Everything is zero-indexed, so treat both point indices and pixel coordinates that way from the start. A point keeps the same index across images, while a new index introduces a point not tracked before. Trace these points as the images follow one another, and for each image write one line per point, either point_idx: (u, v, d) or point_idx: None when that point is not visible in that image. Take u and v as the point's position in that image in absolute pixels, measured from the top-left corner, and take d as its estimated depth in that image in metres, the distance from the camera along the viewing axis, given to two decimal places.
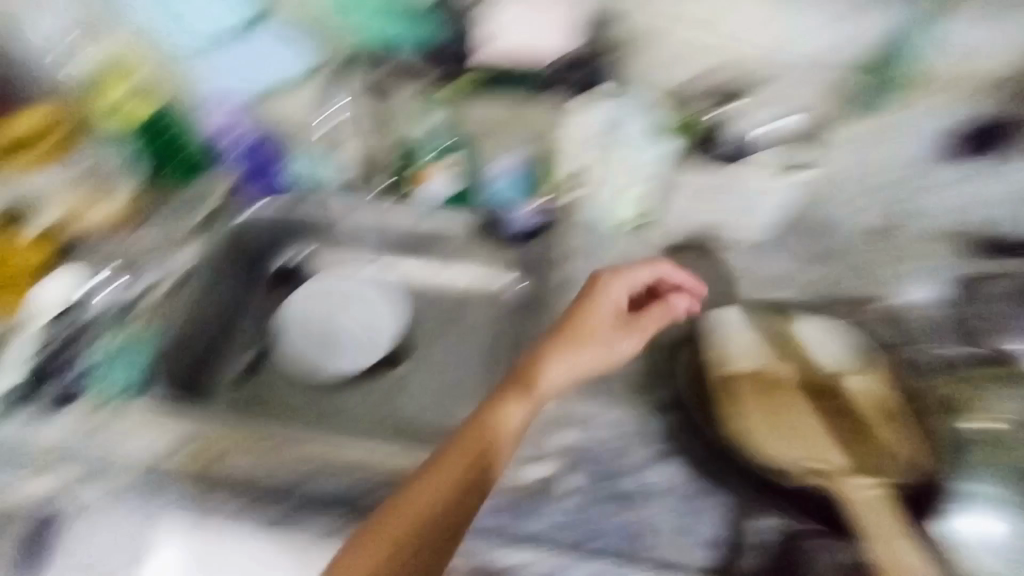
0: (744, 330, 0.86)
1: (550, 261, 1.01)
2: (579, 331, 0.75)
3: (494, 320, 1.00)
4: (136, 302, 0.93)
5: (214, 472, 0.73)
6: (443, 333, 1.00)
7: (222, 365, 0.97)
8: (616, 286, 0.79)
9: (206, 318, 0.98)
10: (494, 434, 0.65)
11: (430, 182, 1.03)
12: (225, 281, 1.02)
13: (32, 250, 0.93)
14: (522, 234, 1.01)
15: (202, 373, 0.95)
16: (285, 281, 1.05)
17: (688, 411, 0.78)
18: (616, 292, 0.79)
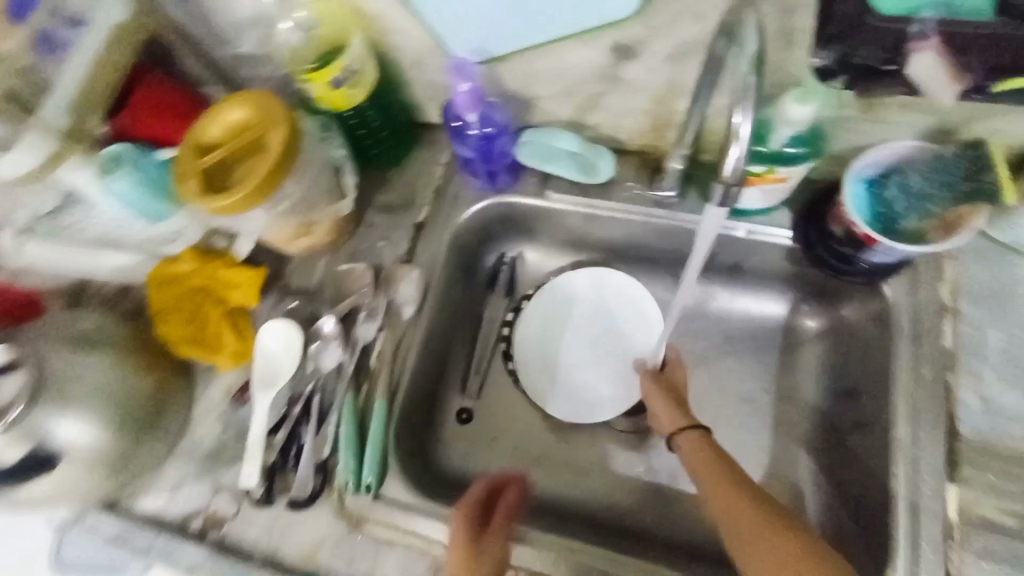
0: None
1: (939, 315, 0.67)
2: (659, 377, 0.77)
3: (760, 350, 0.85)
4: (368, 358, 0.76)
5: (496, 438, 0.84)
6: (721, 349, 0.86)
7: (458, 362, 0.86)
8: (692, 449, 0.65)
9: (457, 309, 0.85)
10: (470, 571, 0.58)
11: (765, 184, 0.64)
12: (469, 288, 0.87)
13: (238, 281, 0.77)
14: (851, 267, 0.70)
15: (450, 373, 0.86)
16: (517, 274, 0.90)
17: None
18: (697, 457, 0.64)
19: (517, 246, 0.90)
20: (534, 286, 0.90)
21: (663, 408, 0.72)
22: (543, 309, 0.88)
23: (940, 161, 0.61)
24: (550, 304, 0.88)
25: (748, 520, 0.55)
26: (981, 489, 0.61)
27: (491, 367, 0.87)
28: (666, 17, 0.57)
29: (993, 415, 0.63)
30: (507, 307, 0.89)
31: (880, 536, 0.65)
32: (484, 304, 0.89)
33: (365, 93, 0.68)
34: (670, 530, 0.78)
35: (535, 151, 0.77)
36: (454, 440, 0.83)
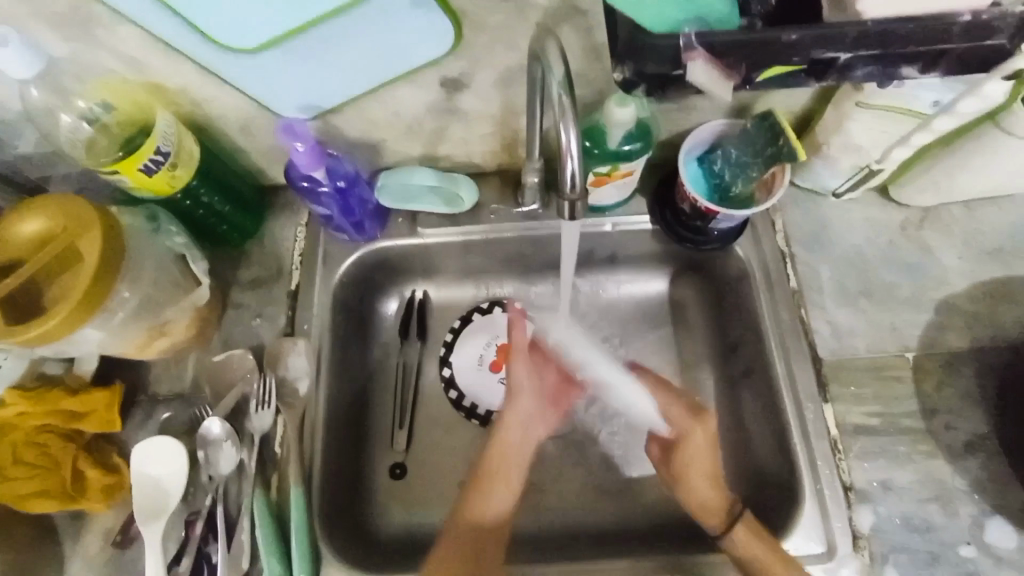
0: (880, 372, 0.71)
1: (781, 262, 0.76)
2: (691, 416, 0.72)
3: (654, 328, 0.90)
4: (271, 448, 0.69)
5: (423, 482, 0.80)
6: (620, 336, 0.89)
7: (375, 416, 0.82)
8: (749, 549, 0.63)
9: (352, 360, 0.80)
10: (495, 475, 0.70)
11: (617, 179, 0.69)
12: (363, 337, 0.83)
13: (88, 409, 0.67)
14: (705, 238, 0.77)
15: (368, 429, 0.81)
16: (424, 310, 0.86)
17: (895, 448, 0.68)
18: (705, 470, 0.70)
19: (422, 285, 0.87)
20: (458, 317, 0.87)
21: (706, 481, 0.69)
22: (472, 335, 0.86)
23: (745, 133, 0.69)
24: (484, 328, 0.86)
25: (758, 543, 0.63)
26: (845, 403, 0.70)
27: (410, 413, 0.82)
28: (480, 49, 0.59)
29: (839, 335, 0.73)
30: (420, 348, 0.85)
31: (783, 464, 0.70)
32: (399, 352, 0.85)
33: (189, 172, 0.63)
34: (643, 516, 0.77)
35: (396, 194, 0.75)
36: (384, 495, 0.79)
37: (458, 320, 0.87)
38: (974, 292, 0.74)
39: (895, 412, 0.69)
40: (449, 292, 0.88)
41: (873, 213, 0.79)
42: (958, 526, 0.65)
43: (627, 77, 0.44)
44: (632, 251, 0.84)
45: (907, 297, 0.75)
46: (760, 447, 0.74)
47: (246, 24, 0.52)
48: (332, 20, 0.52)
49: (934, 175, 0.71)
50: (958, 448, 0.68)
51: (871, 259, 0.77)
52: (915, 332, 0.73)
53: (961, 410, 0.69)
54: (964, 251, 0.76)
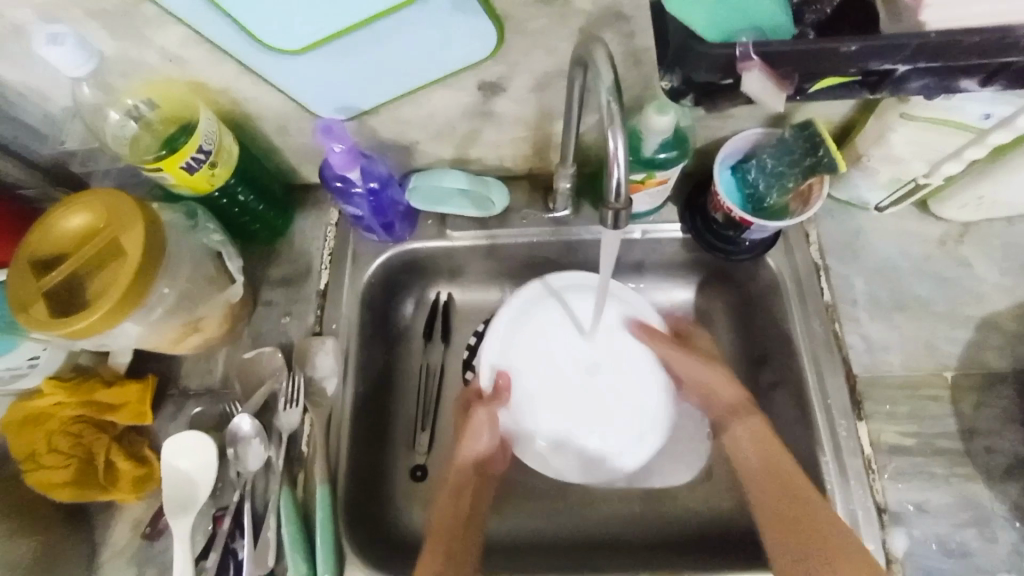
0: (917, 390, 0.69)
1: (815, 274, 0.75)
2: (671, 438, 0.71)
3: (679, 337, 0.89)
4: (297, 446, 0.70)
5: (443, 484, 0.80)
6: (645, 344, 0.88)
7: (397, 416, 0.82)
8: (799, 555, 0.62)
9: (377, 360, 0.81)
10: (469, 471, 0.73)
11: (651, 186, 0.68)
12: (389, 337, 0.83)
13: (122, 401, 0.68)
14: (736, 249, 0.75)
15: (390, 429, 0.81)
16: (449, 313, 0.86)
17: (932, 469, 0.66)
18: (754, 441, 0.71)
19: (447, 287, 0.87)
20: (482, 320, 0.87)
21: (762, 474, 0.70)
22: (495, 339, 0.86)
23: (782, 143, 0.68)
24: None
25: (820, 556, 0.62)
26: (880, 421, 0.68)
27: (432, 414, 0.82)
28: (520, 55, 0.58)
29: (874, 351, 0.72)
30: (444, 350, 0.85)
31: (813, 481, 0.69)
32: (423, 353, 0.85)
33: (227, 169, 0.64)
34: (665, 527, 0.76)
35: (427, 196, 0.76)
36: (403, 496, 0.79)
37: (481, 323, 0.87)
38: (1016, 311, 0.72)
39: (932, 432, 0.67)
40: (473, 295, 0.88)
41: (911, 226, 0.77)
42: (996, 553, 0.63)
43: (674, 85, 0.43)
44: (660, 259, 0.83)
45: (945, 313, 0.73)
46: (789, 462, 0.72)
47: (291, 27, 0.52)
48: (377, 24, 0.52)
49: (978, 189, 0.70)
50: (999, 472, 0.66)
51: (908, 273, 0.75)
52: (954, 349, 0.71)
53: (1002, 431, 0.67)
54: (1006, 269, 0.74)
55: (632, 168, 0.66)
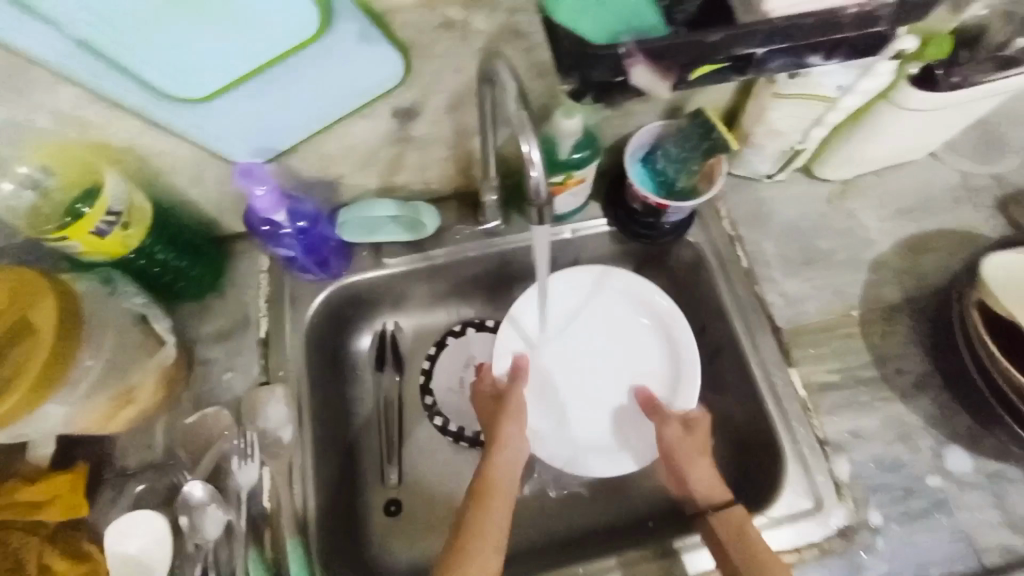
0: (832, 330, 0.77)
1: (730, 244, 0.82)
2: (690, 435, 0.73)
3: None
4: (258, 503, 0.66)
5: (416, 514, 0.79)
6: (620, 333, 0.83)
7: (363, 455, 0.81)
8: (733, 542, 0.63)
9: (334, 404, 0.80)
10: (496, 474, 0.68)
11: (573, 185, 0.73)
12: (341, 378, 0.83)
13: (52, 494, 0.62)
14: (658, 233, 0.82)
15: (356, 468, 0.80)
16: (391, 347, 0.86)
17: (859, 397, 0.73)
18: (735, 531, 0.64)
19: (393, 316, 0.87)
20: (433, 342, 0.88)
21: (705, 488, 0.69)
22: (451, 360, 0.87)
23: (681, 132, 0.75)
24: (460, 351, 0.87)
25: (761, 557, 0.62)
26: (808, 365, 0.75)
27: (397, 446, 0.81)
28: (430, 78, 0.61)
29: (792, 304, 0.79)
30: (400, 380, 0.85)
31: (759, 431, 0.74)
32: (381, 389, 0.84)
33: (142, 229, 0.61)
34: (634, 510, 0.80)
35: (357, 227, 0.77)
36: (380, 535, 0.78)
37: (433, 346, 0.87)
38: (897, 248, 0.83)
39: (852, 365, 0.75)
40: (421, 320, 0.88)
41: (801, 189, 0.87)
42: (922, 459, 0.69)
43: (575, 86, 0.48)
44: (593, 254, 0.88)
45: (843, 260, 0.82)
46: (740, 419, 0.78)
47: (200, 74, 0.51)
48: (285, 64, 0.52)
49: (846, 150, 0.80)
50: (910, 389, 0.73)
51: (808, 231, 0.84)
52: (855, 290, 0.80)
53: (907, 354, 0.76)
54: (882, 215, 0.85)
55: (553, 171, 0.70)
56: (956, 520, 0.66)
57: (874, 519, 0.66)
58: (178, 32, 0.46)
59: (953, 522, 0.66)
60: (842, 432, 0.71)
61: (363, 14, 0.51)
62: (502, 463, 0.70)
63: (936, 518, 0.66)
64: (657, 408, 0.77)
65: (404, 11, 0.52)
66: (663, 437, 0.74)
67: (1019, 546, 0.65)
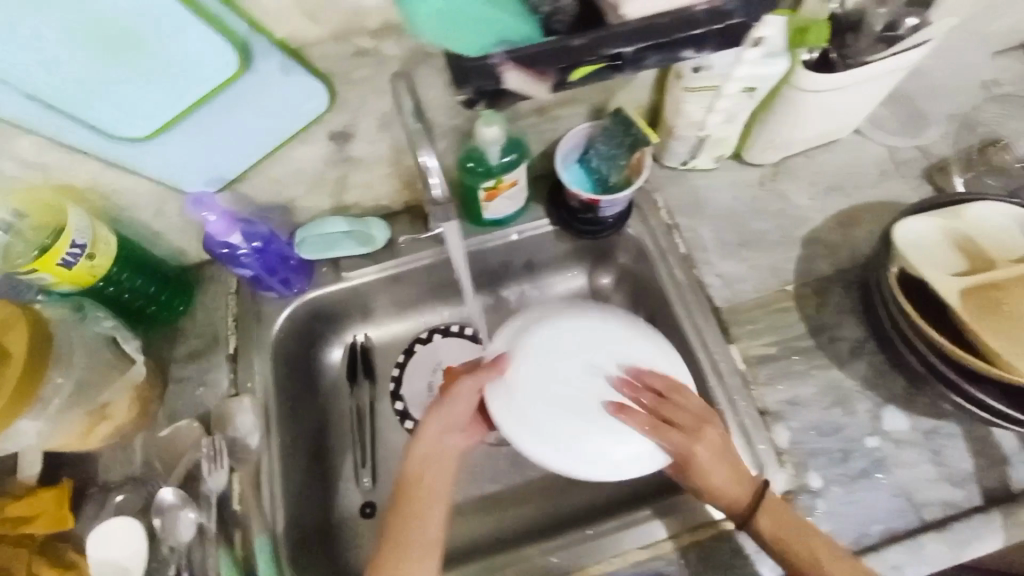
0: (769, 305, 0.80)
1: (668, 232, 0.86)
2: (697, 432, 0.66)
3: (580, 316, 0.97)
4: (228, 507, 0.70)
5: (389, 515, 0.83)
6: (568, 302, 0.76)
7: (338, 461, 0.86)
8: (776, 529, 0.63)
9: (308, 415, 0.85)
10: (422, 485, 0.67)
11: (506, 189, 0.79)
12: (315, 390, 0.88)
13: (37, 510, 0.67)
14: (599, 228, 0.86)
15: (331, 474, 0.85)
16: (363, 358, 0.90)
17: (796, 367, 0.76)
18: (776, 523, 0.63)
19: (362, 328, 0.93)
20: (402, 351, 0.93)
21: (726, 484, 0.65)
22: (419, 366, 0.92)
23: (607, 131, 0.81)
24: (427, 357, 0.92)
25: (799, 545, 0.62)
26: (747, 340, 0.78)
27: (369, 451, 0.86)
28: (357, 102, 0.67)
29: (730, 283, 0.82)
30: (373, 389, 0.90)
31: None
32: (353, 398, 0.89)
33: (107, 259, 0.68)
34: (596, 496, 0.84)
35: (314, 245, 0.83)
36: (356, 537, 0.82)
37: (402, 354, 0.93)
38: (829, 223, 0.86)
39: (789, 337, 0.78)
40: (389, 330, 0.94)
41: (734, 175, 0.91)
42: (859, 422, 0.72)
43: (469, 96, 0.53)
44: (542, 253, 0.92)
45: (778, 238, 0.85)
46: None
47: (139, 113, 0.57)
48: (217, 99, 0.59)
49: (768, 134, 0.84)
50: (846, 356, 0.76)
51: (742, 213, 0.88)
52: (790, 266, 0.83)
53: (843, 322, 0.78)
54: (813, 193, 0.89)
55: (485, 176, 0.77)
56: (896, 478, 0.68)
57: (816, 482, 0.69)
58: (114, 78, 0.53)
59: (894, 480, 0.68)
60: (782, 401, 0.74)
61: (282, 50, 0.58)
62: (421, 461, 0.68)
63: (876, 477, 0.68)
64: (667, 395, 0.69)
65: (319, 44, 0.59)
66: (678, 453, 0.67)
67: (958, 499, 0.67)
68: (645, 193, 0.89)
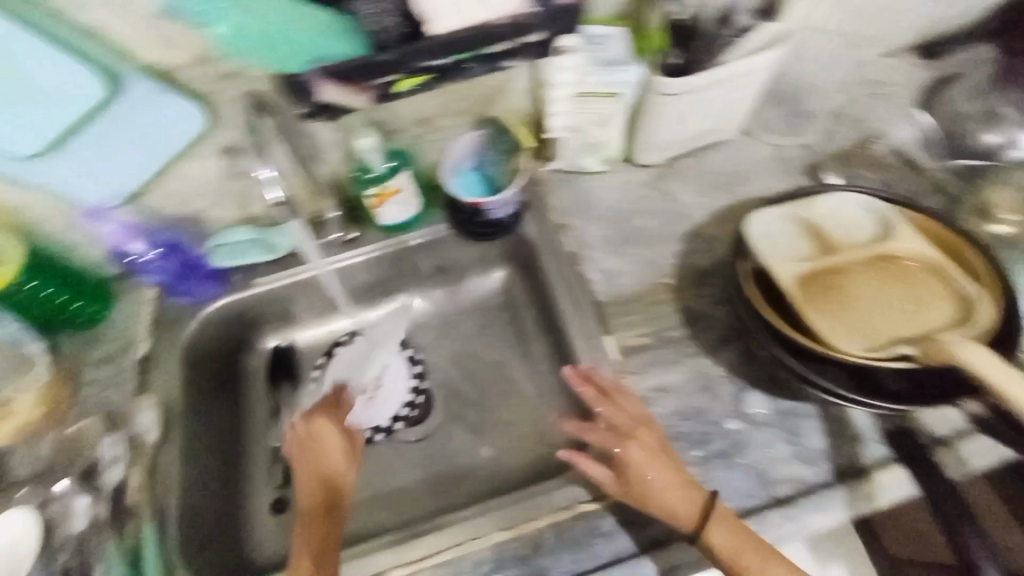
0: (647, 298, 0.84)
1: (557, 232, 0.91)
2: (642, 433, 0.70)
3: (487, 315, 1.01)
4: (123, 497, 0.75)
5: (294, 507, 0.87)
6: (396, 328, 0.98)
7: (250, 457, 0.91)
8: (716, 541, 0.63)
9: (223, 412, 0.91)
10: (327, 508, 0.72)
11: (393, 198, 0.86)
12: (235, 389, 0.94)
13: None
14: (491, 231, 0.91)
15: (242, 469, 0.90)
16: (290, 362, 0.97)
17: (667, 356, 0.79)
18: (722, 527, 0.64)
19: (288, 333, 0.99)
20: (324, 352, 0.99)
21: (670, 491, 0.65)
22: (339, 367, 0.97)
23: (493, 138, 0.87)
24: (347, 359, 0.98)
25: (748, 553, 0.63)
26: (622, 331, 0.81)
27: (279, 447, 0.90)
28: (236, 119, 0.73)
29: (611, 278, 0.86)
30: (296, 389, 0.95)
31: None
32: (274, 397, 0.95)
33: (14, 266, 0.75)
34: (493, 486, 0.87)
35: (225, 252, 0.88)
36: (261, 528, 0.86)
37: (323, 355, 0.98)
38: (710, 219, 0.90)
39: (663, 327, 0.81)
40: (314, 334, 1.00)
41: (625, 175, 0.95)
42: (721, 406, 0.75)
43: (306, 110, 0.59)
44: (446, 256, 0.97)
45: (660, 235, 0.89)
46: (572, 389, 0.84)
47: (19, 136, 0.63)
48: (96, 120, 0.66)
49: (646, 136, 0.88)
50: (716, 344, 0.79)
51: (630, 212, 0.92)
52: (670, 261, 0.87)
53: (715, 313, 0.82)
54: (698, 191, 0.93)
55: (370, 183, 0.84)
56: (749, 458, 0.72)
57: None
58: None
59: (748, 461, 0.72)
60: (650, 389, 0.77)
61: (153, 76, 0.65)
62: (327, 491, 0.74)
63: (732, 459, 0.72)
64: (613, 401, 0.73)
65: (189, 68, 0.66)
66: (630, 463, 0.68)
67: (807, 476, 0.70)
68: (537, 196, 0.93)
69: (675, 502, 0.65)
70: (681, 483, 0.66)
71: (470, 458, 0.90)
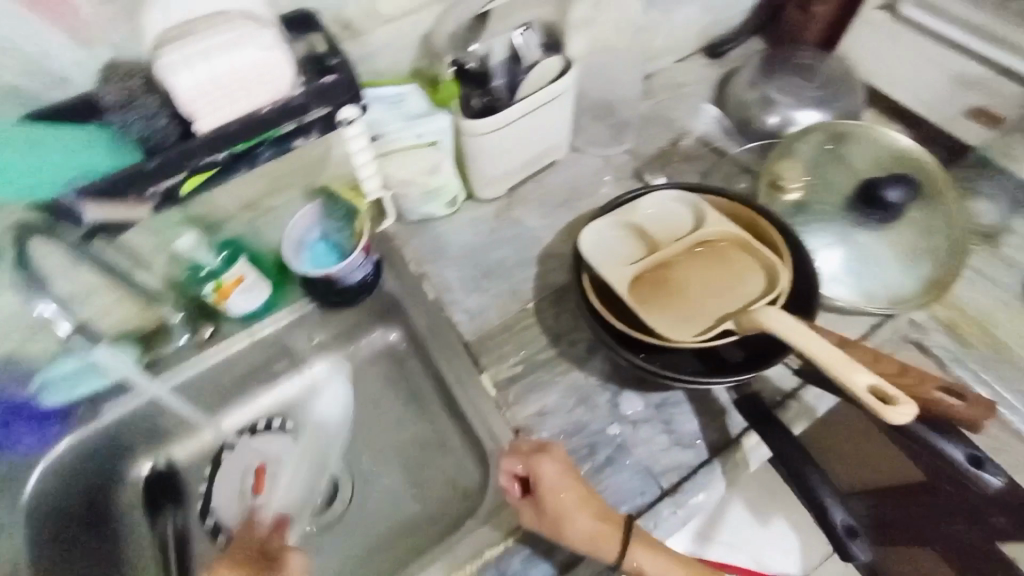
0: (514, 326, 0.86)
1: (419, 281, 0.91)
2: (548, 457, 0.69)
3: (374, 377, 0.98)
4: None
5: None
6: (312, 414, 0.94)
7: None
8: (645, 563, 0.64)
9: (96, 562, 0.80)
10: None
11: (237, 289, 0.84)
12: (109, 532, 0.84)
13: None
14: (352, 295, 0.88)
15: None
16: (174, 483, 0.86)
17: (541, 378, 0.81)
18: (646, 545, 0.65)
19: (163, 452, 0.90)
20: (211, 462, 0.91)
21: (587, 523, 0.64)
22: (230, 477, 0.89)
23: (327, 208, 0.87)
24: (235, 464, 0.90)
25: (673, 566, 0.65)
26: (496, 365, 0.83)
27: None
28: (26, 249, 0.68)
29: (476, 315, 0.87)
30: (187, 509, 0.86)
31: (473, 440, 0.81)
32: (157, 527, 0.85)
33: None
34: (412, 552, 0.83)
35: (56, 388, 0.79)
36: None
37: (210, 465, 0.90)
38: (558, 238, 0.94)
39: (532, 352, 0.84)
40: (194, 445, 0.91)
41: (474, 212, 0.97)
42: (599, 415, 0.78)
43: None
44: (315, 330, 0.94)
45: (515, 262, 0.92)
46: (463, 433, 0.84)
47: None
48: None
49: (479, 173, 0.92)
50: (583, 356, 0.83)
51: (484, 247, 0.94)
52: (529, 286, 0.90)
53: (577, 326, 0.85)
54: (543, 213, 0.97)
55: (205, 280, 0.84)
56: (634, 457, 0.74)
57: None
58: None
59: (634, 460, 0.74)
60: (530, 415, 0.78)
61: None
62: None
63: (619, 462, 0.74)
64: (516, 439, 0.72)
65: None
66: (574, 534, 0.64)
67: (687, 460, 0.74)
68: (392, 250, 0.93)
69: (588, 528, 0.64)
70: (592, 505, 0.66)
71: (383, 531, 0.85)
